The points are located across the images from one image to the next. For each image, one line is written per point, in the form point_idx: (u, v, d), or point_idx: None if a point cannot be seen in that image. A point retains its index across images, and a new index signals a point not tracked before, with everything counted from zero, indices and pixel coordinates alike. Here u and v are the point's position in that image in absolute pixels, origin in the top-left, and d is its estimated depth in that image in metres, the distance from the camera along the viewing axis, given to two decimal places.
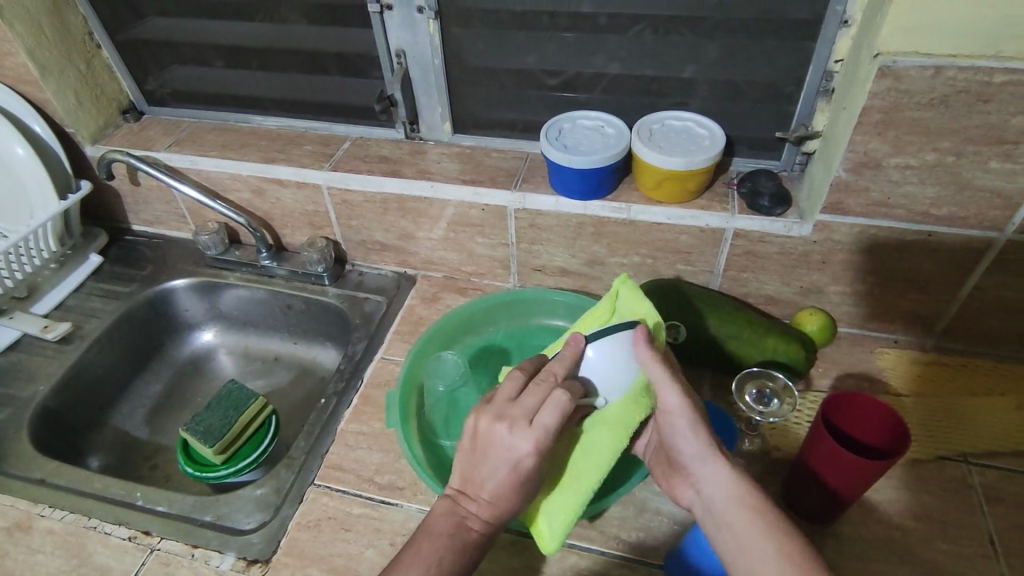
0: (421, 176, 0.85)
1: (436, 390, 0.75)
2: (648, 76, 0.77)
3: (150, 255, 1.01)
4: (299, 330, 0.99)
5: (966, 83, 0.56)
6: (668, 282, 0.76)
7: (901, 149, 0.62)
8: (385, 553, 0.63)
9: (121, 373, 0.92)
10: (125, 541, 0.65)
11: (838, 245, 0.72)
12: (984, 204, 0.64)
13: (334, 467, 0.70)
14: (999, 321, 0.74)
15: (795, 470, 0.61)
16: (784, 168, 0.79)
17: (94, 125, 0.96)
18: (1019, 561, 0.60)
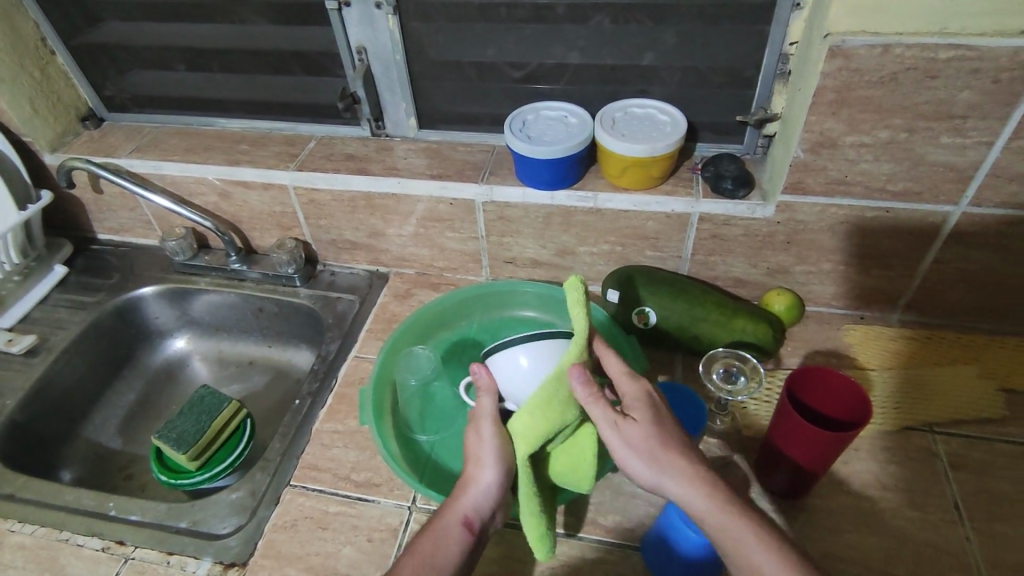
0: (388, 172, 0.85)
1: (408, 386, 0.75)
2: (609, 65, 0.78)
3: (117, 263, 0.99)
4: (273, 333, 0.98)
5: (914, 60, 0.58)
6: (638, 269, 0.77)
7: (855, 127, 0.63)
8: (363, 549, 0.63)
9: (91, 384, 0.91)
10: (98, 552, 0.64)
11: (801, 225, 0.73)
12: (938, 178, 0.66)
13: (310, 467, 0.70)
14: (958, 293, 0.76)
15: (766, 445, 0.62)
16: (746, 152, 0.80)
17: (53, 133, 0.94)
18: (984, 524, 0.62)
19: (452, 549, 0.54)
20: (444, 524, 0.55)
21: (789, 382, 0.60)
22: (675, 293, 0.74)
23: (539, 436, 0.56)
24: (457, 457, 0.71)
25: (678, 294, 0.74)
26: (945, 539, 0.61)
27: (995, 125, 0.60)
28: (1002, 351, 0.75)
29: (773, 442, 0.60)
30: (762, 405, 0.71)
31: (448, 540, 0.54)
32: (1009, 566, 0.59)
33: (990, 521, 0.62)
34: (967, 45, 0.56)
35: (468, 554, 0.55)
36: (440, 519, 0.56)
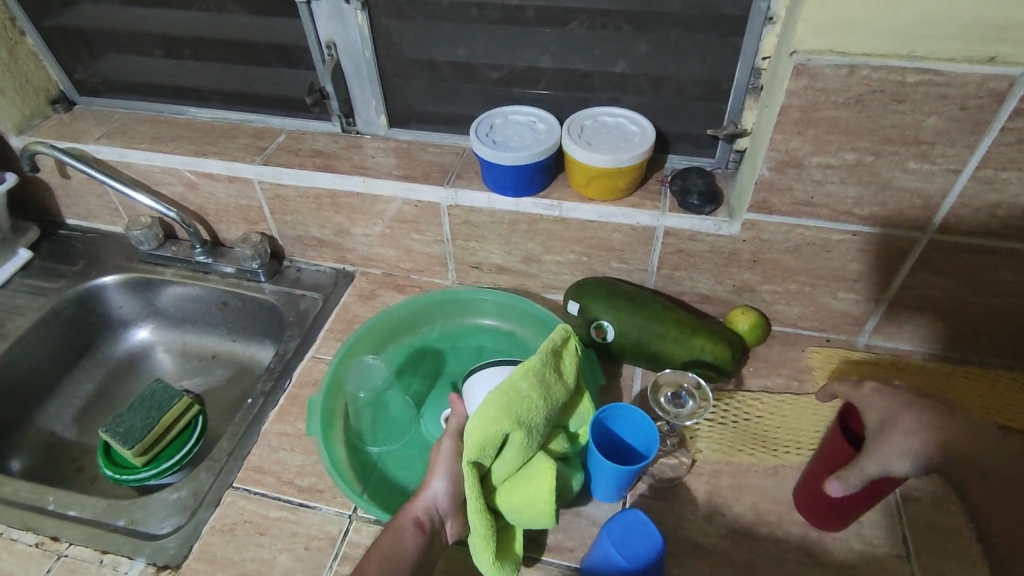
0: (354, 170, 0.83)
1: (357, 397, 0.74)
2: (581, 71, 0.76)
3: (82, 250, 0.98)
4: (237, 328, 0.96)
5: (880, 82, 0.56)
6: (599, 283, 0.76)
7: (821, 148, 0.62)
8: (298, 558, 0.62)
9: (49, 372, 0.90)
10: (31, 548, 0.63)
11: (767, 244, 0.72)
12: (905, 204, 0.64)
13: (254, 469, 0.69)
14: (925, 320, 0.74)
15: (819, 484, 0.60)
16: (718, 166, 0.78)
17: (20, 115, 0.93)
18: (931, 561, 0.60)
19: (408, 547, 0.56)
20: (399, 525, 0.58)
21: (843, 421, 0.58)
22: (633, 309, 0.73)
23: (474, 443, 0.58)
24: (407, 471, 0.70)
25: (637, 309, 0.73)
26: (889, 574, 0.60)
27: (962, 152, 0.59)
28: (965, 381, 0.74)
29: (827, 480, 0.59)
30: (714, 428, 0.71)
31: (403, 539, 0.57)
32: None
33: (939, 558, 0.60)
34: (936, 70, 0.54)
35: (422, 552, 0.57)
36: (395, 522, 0.58)
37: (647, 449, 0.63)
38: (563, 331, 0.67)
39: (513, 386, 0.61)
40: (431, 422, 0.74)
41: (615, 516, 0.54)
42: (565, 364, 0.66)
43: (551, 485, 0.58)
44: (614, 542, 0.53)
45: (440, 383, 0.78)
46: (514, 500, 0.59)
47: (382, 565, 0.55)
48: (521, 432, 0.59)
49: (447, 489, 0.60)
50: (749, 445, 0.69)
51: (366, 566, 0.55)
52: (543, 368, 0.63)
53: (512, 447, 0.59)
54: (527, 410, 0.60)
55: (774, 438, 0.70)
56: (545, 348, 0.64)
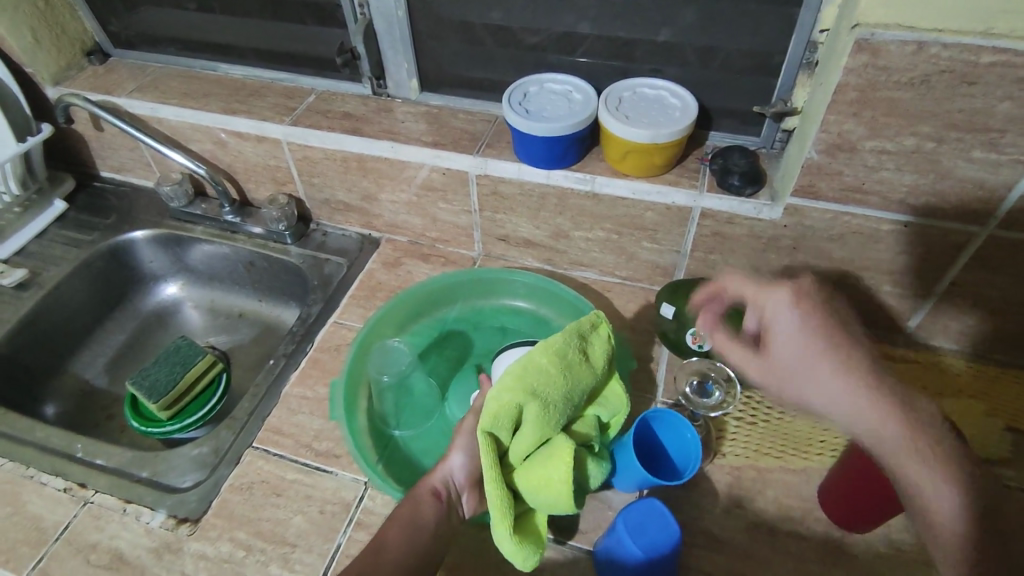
0: (383, 135, 0.81)
1: (380, 381, 0.71)
2: (622, 39, 0.72)
3: (116, 203, 0.99)
4: (264, 288, 0.97)
5: (951, 62, 0.51)
6: (696, 286, 0.72)
7: (877, 131, 0.58)
8: (313, 520, 0.62)
9: (82, 323, 0.92)
10: (60, 493, 0.65)
11: (809, 231, 0.68)
12: (965, 194, 0.59)
13: (274, 431, 0.70)
14: (980, 318, 0.70)
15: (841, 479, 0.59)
16: (763, 145, 0.74)
17: (56, 66, 0.93)
18: None
19: (426, 517, 0.56)
20: (417, 495, 0.57)
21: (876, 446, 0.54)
22: (737, 318, 0.68)
23: (489, 412, 0.58)
24: (430, 455, 0.70)
25: (739, 319, 0.68)
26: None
27: None
28: (1012, 387, 0.71)
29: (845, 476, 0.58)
30: (743, 426, 0.69)
31: (421, 509, 0.56)
32: None
33: None
34: (1015, 49, 0.49)
35: (441, 524, 0.56)
36: (412, 492, 0.58)
37: (688, 454, 0.60)
38: (594, 317, 0.66)
39: (531, 360, 0.61)
40: (455, 406, 0.73)
41: (631, 503, 0.53)
42: (593, 349, 0.65)
43: (567, 464, 0.55)
44: (628, 531, 0.52)
45: (464, 367, 0.77)
46: (532, 477, 0.56)
47: (403, 531, 0.54)
48: (536, 404, 0.59)
49: (463, 463, 0.60)
50: (779, 445, 0.67)
51: (387, 534, 0.55)
52: (563, 346, 0.62)
53: (529, 420, 0.58)
54: (544, 384, 0.60)
55: (807, 439, 0.67)
56: (569, 329, 0.64)
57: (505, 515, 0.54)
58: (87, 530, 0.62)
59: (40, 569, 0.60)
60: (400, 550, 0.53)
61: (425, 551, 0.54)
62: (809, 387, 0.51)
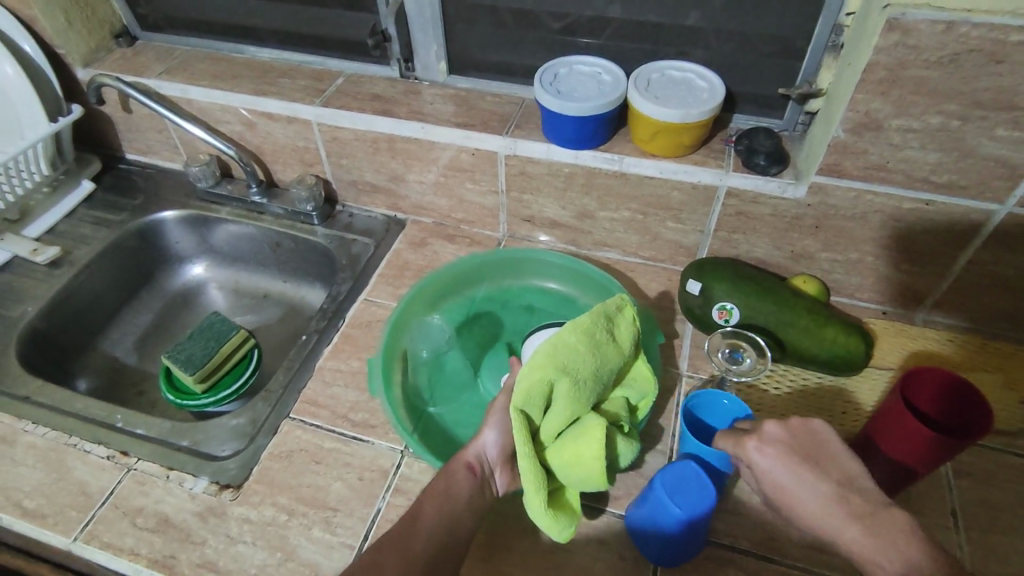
0: (413, 116, 0.83)
1: (418, 355, 0.77)
2: (652, 22, 0.74)
3: (142, 184, 1.01)
4: (289, 269, 0.98)
5: (979, 41, 0.53)
6: (721, 263, 0.74)
7: (904, 110, 0.60)
8: (352, 486, 0.64)
9: (111, 301, 0.94)
10: (103, 460, 0.67)
11: (832, 210, 0.70)
12: (987, 172, 0.62)
13: (310, 402, 0.71)
14: (996, 296, 0.72)
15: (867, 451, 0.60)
16: (785, 128, 0.76)
17: (86, 47, 0.94)
18: (979, 535, 0.61)
19: (461, 489, 0.57)
20: (452, 468, 0.59)
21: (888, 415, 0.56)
22: (760, 292, 0.70)
23: (520, 390, 0.59)
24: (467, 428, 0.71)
25: (764, 293, 0.70)
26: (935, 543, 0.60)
27: None
28: None
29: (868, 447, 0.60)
30: (765, 397, 0.71)
31: (457, 481, 0.58)
32: None
33: (986, 533, 0.60)
34: None
35: (475, 495, 0.58)
36: (447, 466, 0.59)
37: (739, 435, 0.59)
38: (622, 298, 0.66)
39: (561, 339, 0.61)
40: (488, 381, 0.75)
41: (669, 465, 0.55)
42: (622, 330, 0.65)
43: (598, 442, 0.55)
44: (667, 490, 0.54)
45: (497, 347, 0.79)
46: (564, 456, 0.57)
47: (439, 501, 0.56)
48: (567, 382, 0.59)
49: (497, 440, 0.61)
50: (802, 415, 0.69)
51: (423, 503, 0.56)
52: (592, 325, 0.62)
53: (560, 398, 0.59)
54: (574, 362, 0.60)
55: (829, 408, 0.70)
56: (596, 309, 0.64)
57: (538, 488, 0.55)
58: (132, 495, 0.64)
59: (88, 532, 0.62)
60: (436, 518, 0.55)
61: (462, 521, 0.56)
62: (792, 490, 0.49)
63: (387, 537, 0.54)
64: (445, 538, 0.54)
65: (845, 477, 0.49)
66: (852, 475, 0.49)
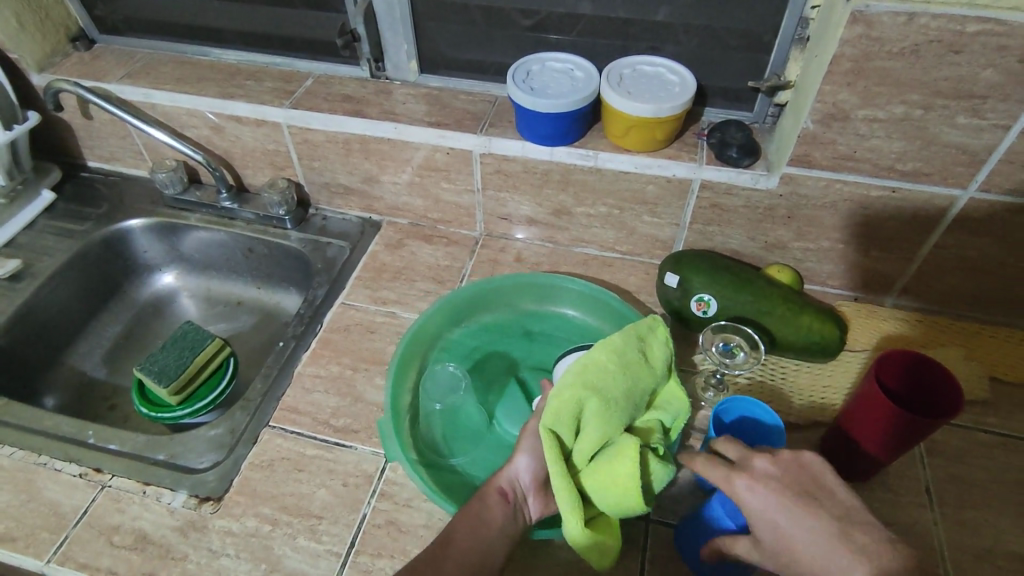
0: (384, 116, 0.82)
1: (432, 409, 0.70)
2: (621, 19, 0.75)
3: (106, 193, 0.97)
4: (263, 275, 0.96)
5: (939, 32, 0.55)
6: (696, 255, 0.74)
7: (869, 100, 0.61)
8: (337, 493, 0.63)
9: (77, 314, 0.90)
10: (75, 478, 0.65)
11: (803, 199, 0.71)
12: (949, 159, 0.63)
13: (290, 410, 0.70)
14: (961, 279, 0.74)
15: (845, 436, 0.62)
16: (755, 120, 0.77)
17: (41, 52, 0.91)
18: (953, 509, 0.63)
19: (495, 515, 0.55)
20: (485, 492, 0.57)
21: (860, 400, 0.59)
22: (738, 283, 0.71)
23: (551, 410, 0.58)
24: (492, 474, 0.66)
25: (742, 285, 0.71)
26: (912, 521, 0.62)
27: (1014, 108, 0.58)
28: (991, 340, 0.75)
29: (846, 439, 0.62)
30: (749, 384, 0.72)
31: (490, 507, 0.56)
32: (973, 549, 0.60)
33: (960, 506, 0.63)
34: (996, 19, 0.53)
35: (508, 521, 0.56)
36: (479, 491, 0.58)
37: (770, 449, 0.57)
38: (654, 318, 0.65)
39: (592, 359, 0.61)
40: (505, 421, 0.70)
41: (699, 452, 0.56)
42: (653, 349, 0.64)
43: (634, 459, 0.54)
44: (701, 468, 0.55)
45: (505, 383, 0.74)
46: (597, 475, 0.55)
47: (472, 526, 0.55)
48: (597, 400, 0.58)
49: (529, 464, 0.59)
50: (782, 402, 0.70)
51: (455, 529, 0.55)
52: (623, 345, 0.62)
53: (591, 417, 0.58)
54: (605, 381, 0.60)
55: (812, 395, 0.71)
56: (624, 330, 0.64)
57: (571, 508, 0.54)
58: (108, 513, 0.62)
59: (62, 553, 0.60)
60: (470, 546, 0.53)
61: (496, 550, 0.54)
62: (786, 530, 0.46)
63: (419, 560, 0.53)
64: (479, 566, 0.53)
65: (837, 510, 0.46)
66: (847, 509, 0.46)
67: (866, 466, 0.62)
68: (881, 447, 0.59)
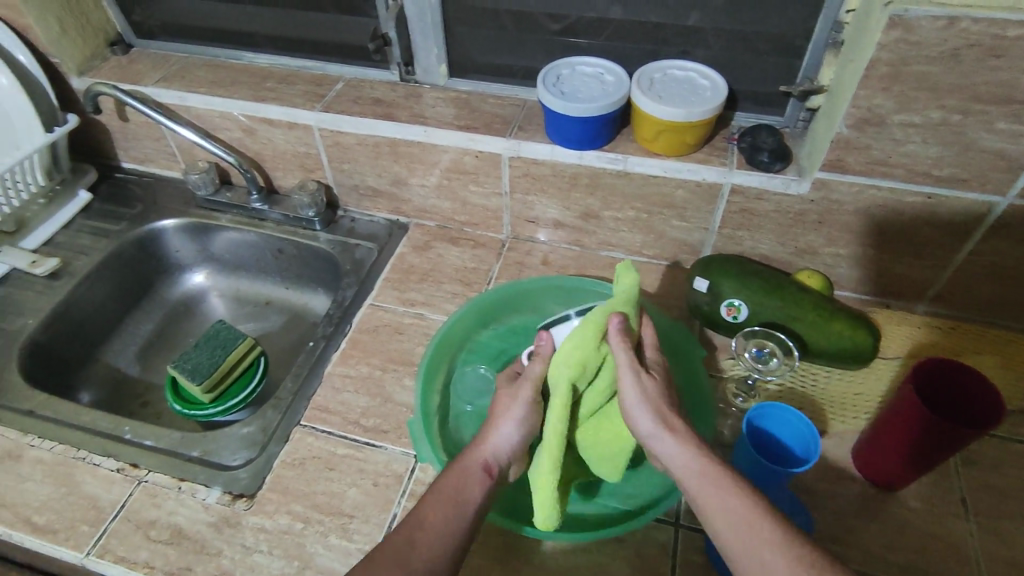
0: (414, 120, 0.83)
1: (463, 411, 0.71)
2: (652, 23, 0.75)
3: (140, 193, 1.00)
4: (292, 275, 0.98)
5: (979, 36, 0.54)
6: (726, 260, 0.74)
7: (905, 105, 0.61)
8: (368, 492, 0.64)
9: (111, 312, 0.92)
10: (113, 473, 0.66)
11: (835, 205, 0.71)
12: (987, 165, 0.63)
13: (321, 409, 0.71)
14: (997, 287, 0.73)
15: (879, 439, 0.61)
16: (786, 125, 0.77)
17: (80, 56, 0.93)
18: (990, 520, 0.62)
19: (475, 491, 0.52)
20: (467, 466, 0.54)
21: (899, 398, 0.58)
22: (769, 289, 0.70)
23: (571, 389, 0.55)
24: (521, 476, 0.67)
25: (772, 290, 0.70)
26: (947, 531, 0.61)
27: None
28: None
29: (880, 441, 0.61)
30: (780, 390, 0.71)
31: (471, 482, 0.53)
32: (1008, 560, 0.59)
33: (996, 517, 0.62)
34: None
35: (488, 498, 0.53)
36: (461, 462, 0.54)
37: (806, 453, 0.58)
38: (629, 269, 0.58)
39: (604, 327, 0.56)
40: None
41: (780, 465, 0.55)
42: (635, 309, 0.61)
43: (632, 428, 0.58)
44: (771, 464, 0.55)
45: None
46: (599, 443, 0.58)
47: (446, 506, 0.50)
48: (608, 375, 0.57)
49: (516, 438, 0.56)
50: (814, 409, 0.70)
51: (426, 508, 0.50)
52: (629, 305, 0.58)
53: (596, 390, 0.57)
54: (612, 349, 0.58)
55: (843, 402, 0.70)
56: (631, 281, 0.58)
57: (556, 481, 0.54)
58: (144, 508, 0.63)
59: (101, 546, 0.61)
60: (444, 529, 0.49)
61: (470, 531, 0.50)
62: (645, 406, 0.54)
63: (388, 540, 0.48)
64: (454, 546, 0.49)
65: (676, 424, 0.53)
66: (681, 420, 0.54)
67: (895, 472, 0.61)
68: (911, 450, 0.58)
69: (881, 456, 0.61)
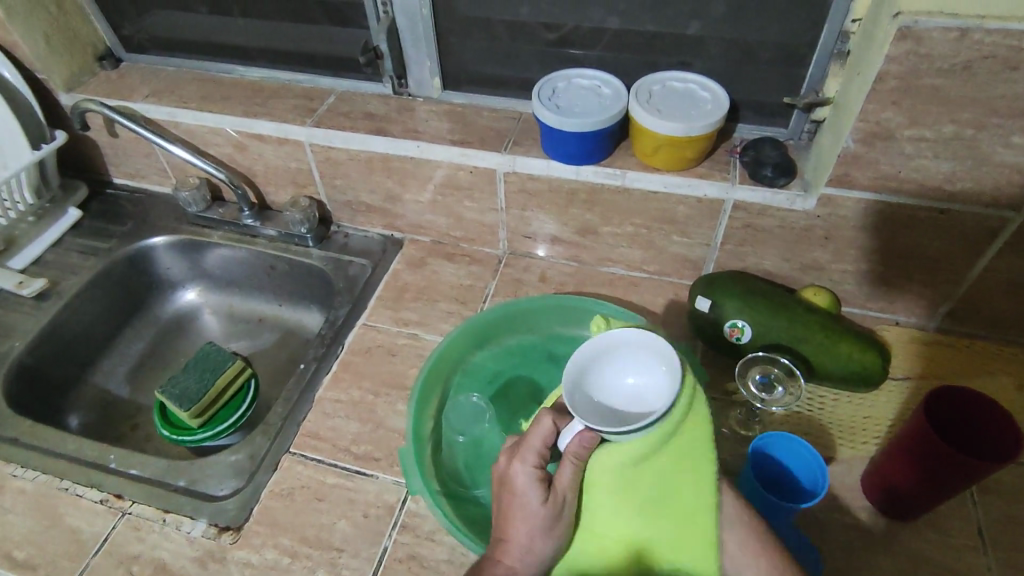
0: (407, 134, 0.80)
1: (456, 440, 0.70)
2: (650, 32, 0.72)
3: (131, 210, 0.98)
4: (285, 292, 0.96)
5: (993, 48, 0.52)
6: (729, 277, 0.72)
7: (916, 119, 0.58)
8: (358, 525, 0.62)
9: (101, 332, 0.91)
10: (97, 504, 0.64)
11: (843, 220, 0.68)
12: (1002, 180, 0.60)
13: (311, 435, 0.69)
14: (1015, 305, 0.70)
15: (892, 458, 0.58)
16: (790, 137, 0.74)
17: (69, 72, 0.91)
18: (1010, 555, 0.59)
19: None
20: None
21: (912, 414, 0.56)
22: (773, 308, 0.68)
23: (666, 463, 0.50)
24: None
25: (777, 309, 0.68)
26: (964, 566, 0.58)
27: None
28: None
29: (891, 460, 0.58)
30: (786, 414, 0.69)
31: None
32: None
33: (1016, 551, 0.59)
34: None
35: None
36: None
37: (813, 486, 0.56)
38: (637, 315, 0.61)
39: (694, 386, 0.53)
40: None
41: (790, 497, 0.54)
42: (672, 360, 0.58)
43: None
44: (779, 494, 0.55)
45: (529, 412, 0.73)
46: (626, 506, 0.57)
47: None
48: None
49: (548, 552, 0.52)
50: (822, 433, 0.67)
51: None
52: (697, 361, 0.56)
53: None
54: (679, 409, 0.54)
55: (852, 425, 0.68)
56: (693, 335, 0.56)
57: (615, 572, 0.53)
58: (128, 542, 0.61)
59: None
60: None
61: None
62: None
63: None
64: None
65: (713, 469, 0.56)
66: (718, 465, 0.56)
67: (905, 494, 0.58)
68: (920, 472, 0.55)
69: (892, 477, 0.58)
